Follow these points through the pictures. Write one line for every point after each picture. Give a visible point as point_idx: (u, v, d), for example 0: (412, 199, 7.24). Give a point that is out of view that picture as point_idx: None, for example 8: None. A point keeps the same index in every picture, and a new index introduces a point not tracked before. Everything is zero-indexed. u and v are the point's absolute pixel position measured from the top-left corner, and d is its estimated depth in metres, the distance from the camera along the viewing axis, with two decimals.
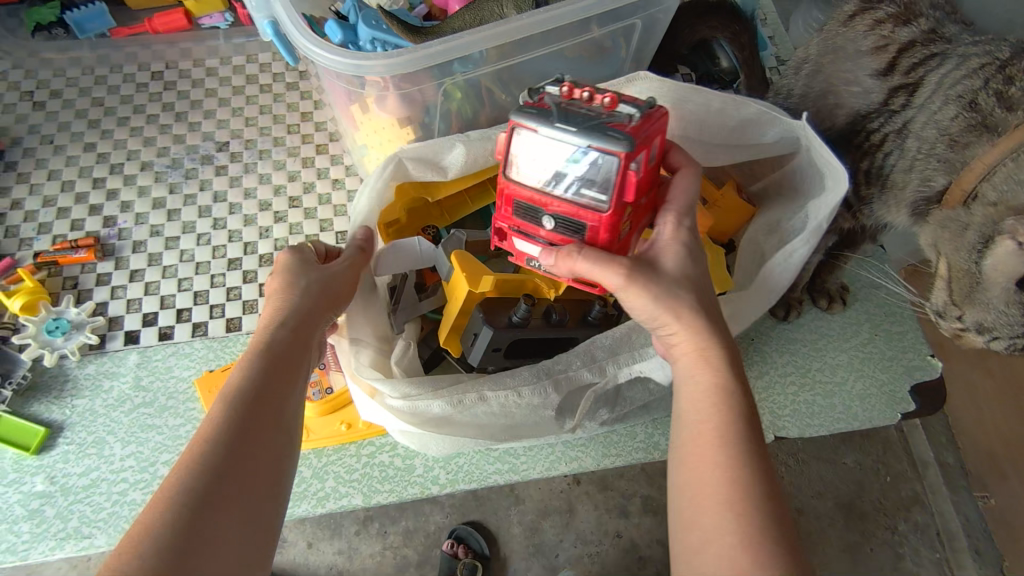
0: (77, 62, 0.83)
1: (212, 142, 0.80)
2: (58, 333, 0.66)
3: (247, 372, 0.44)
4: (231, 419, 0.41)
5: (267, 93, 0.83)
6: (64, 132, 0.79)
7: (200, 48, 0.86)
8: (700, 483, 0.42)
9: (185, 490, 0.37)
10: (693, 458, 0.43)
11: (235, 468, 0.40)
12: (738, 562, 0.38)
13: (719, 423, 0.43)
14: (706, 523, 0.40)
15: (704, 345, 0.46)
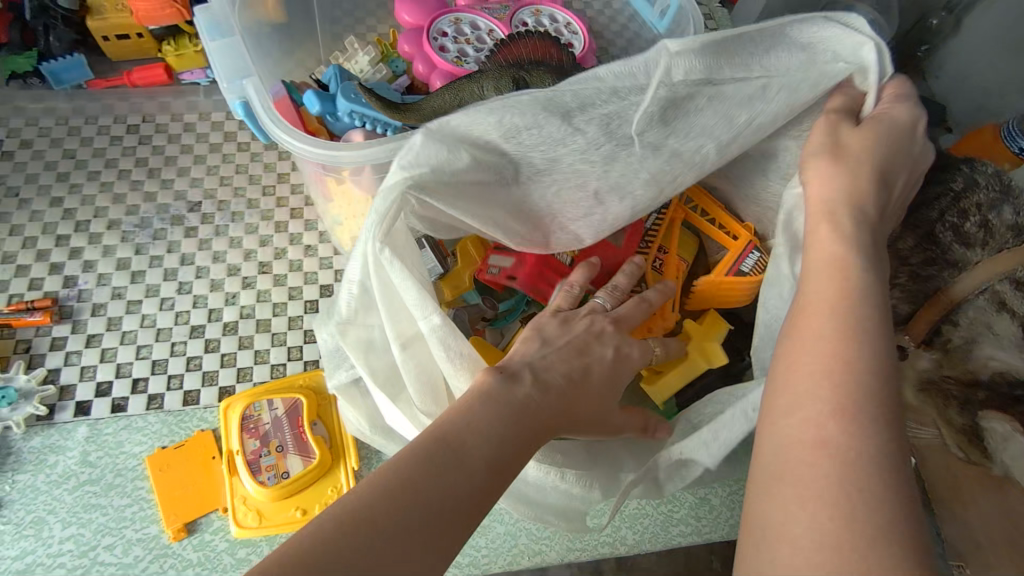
0: (51, 113, 0.82)
1: (184, 202, 0.78)
2: (4, 403, 0.64)
3: (486, 408, 0.42)
4: (482, 455, 0.40)
5: (244, 152, 0.82)
6: (30, 185, 0.77)
7: (179, 103, 0.85)
8: (803, 403, 0.36)
9: (381, 508, 0.35)
10: (801, 389, 0.37)
11: (459, 499, 0.38)
12: (826, 430, 0.35)
13: (845, 341, 0.38)
14: (801, 439, 0.35)
15: (829, 202, 0.47)
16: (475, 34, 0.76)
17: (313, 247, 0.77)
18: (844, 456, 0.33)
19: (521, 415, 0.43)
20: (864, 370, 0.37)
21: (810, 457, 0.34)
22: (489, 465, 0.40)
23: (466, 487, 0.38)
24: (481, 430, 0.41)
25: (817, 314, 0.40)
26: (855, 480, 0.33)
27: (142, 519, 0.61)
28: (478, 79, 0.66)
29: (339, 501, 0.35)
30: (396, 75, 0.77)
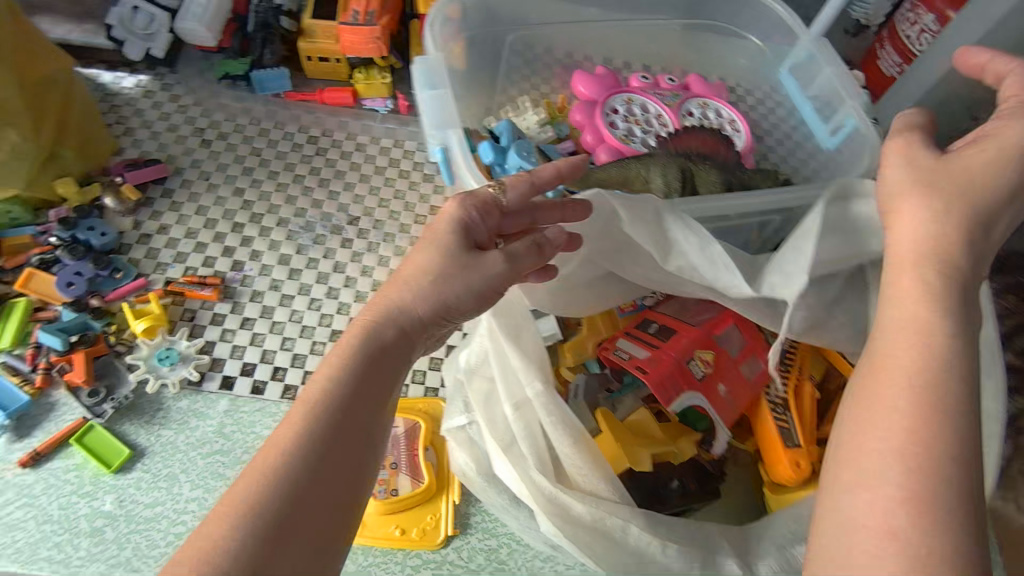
0: (248, 113, 0.92)
1: (344, 214, 0.86)
2: (166, 363, 0.71)
3: (347, 365, 0.45)
4: (326, 418, 0.42)
5: (404, 179, 0.89)
6: (220, 172, 0.87)
7: (356, 125, 0.93)
8: (868, 449, 0.38)
9: (266, 502, 0.38)
10: (867, 441, 0.38)
11: (329, 462, 0.41)
12: (889, 480, 0.36)
13: (934, 372, 0.39)
14: (869, 496, 0.36)
15: (914, 258, 0.44)
16: (644, 116, 0.80)
17: None
18: (910, 459, 0.36)
19: (376, 370, 0.46)
20: (951, 380, 0.38)
21: (893, 466, 0.36)
22: (336, 424, 0.43)
23: (323, 451, 0.41)
24: (332, 396, 0.44)
25: (900, 329, 0.41)
26: (928, 540, 0.33)
27: None
28: (647, 162, 0.70)
29: (218, 516, 0.37)
30: (558, 138, 0.82)
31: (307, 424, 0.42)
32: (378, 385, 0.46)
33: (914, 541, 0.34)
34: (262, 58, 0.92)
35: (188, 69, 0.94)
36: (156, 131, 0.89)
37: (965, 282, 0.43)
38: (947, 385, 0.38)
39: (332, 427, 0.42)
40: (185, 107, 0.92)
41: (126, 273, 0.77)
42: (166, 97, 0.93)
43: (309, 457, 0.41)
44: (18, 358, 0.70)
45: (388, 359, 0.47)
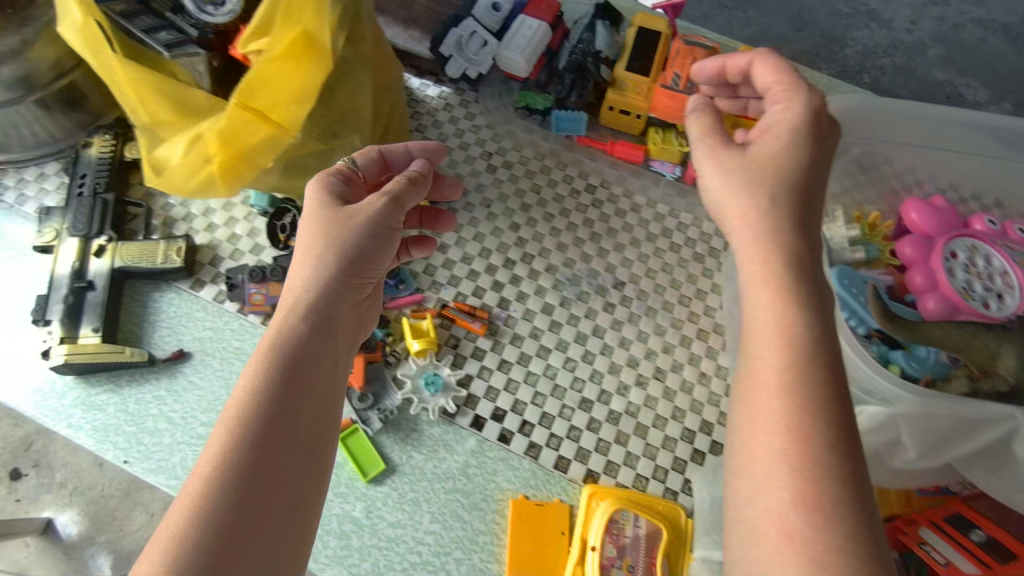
0: (534, 146, 0.93)
1: (611, 276, 0.84)
2: (431, 388, 0.73)
3: (261, 373, 0.49)
4: (268, 400, 0.48)
5: (675, 254, 0.86)
6: (500, 202, 0.88)
7: (635, 182, 0.92)
8: (754, 428, 0.41)
9: (223, 486, 0.43)
10: (757, 445, 0.41)
11: (274, 458, 0.46)
12: (791, 514, 0.37)
13: (801, 349, 0.43)
14: (759, 475, 0.40)
15: (759, 248, 0.48)
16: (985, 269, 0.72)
17: (708, 376, 0.78)
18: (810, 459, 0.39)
19: (302, 369, 0.51)
20: (811, 372, 0.42)
21: (786, 461, 0.39)
22: (275, 413, 0.48)
23: (261, 439, 0.46)
24: (261, 377, 0.49)
25: (770, 289, 0.46)
26: (834, 559, 0.35)
27: (489, 552, 0.68)
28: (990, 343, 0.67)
29: (189, 489, 0.44)
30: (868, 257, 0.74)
31: (240, 416, 0.47)
32: (303, 370, 0.51)
33: (810, 539, 0.36)
34: (565, 99, 0.91)
35: (488, 89, 0.97)
36: (450, 146, 0.93)
37: (805, 275, 0.46)
38: (809, 385, 0.41)
39: (277, 419, 0.48)
40: (478, 126, 0.95)
41: (406, 285, 0.79)
42: (462, 113, 0.96)
43: (253, 453, 0.45)
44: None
45: (308, 357, 0.52)
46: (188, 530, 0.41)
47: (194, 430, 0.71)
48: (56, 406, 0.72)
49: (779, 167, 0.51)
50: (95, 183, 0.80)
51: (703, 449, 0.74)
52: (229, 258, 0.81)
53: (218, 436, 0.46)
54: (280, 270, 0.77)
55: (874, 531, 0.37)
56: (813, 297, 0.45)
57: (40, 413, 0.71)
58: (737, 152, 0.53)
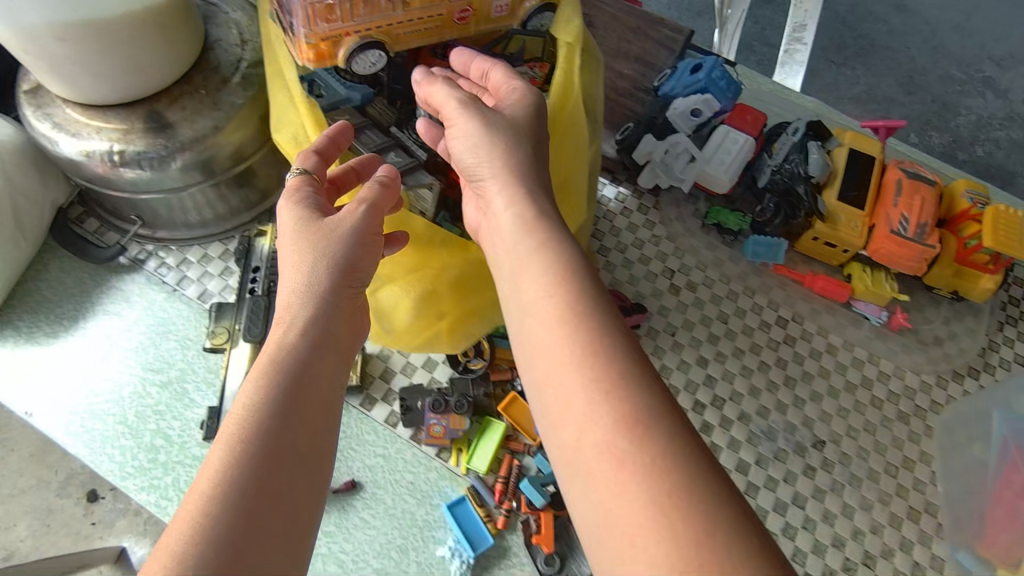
0: (720, 267, 0.85)
1: (809, 431, 0.77)
2: None
3: (258, 386, 0.44)
4: (271, 416, 0.43)
5: (877, 410, 0.80)
6: (685, 330, 0.82)
7: (830, 320, 0.83)
8: (588, 423, 0.40)
9: (220, 505, 0.38)
10: (588, 431, 0.40)
11: (280, 486, 0.40)
12: (620, 445, 0.39)
13: (615, 384, 0.41)
14: (594, 470, 0.39)
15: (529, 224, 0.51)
16: None
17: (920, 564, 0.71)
18: (670, 483, 0.37)
19: (304, 387, 0.46)
20: (597, 323, 0.44)
21: (630, 475, 0.38)
22: (278, 432, 0.42)
23: (265, 470, 0.40)
24: (271, 393, 0.44)
25: (548, 376, 0.44)
26: (661, 489, 0.37)
27: None
28: None
29: (185, 518, 0.37)
30: None
31: (227, 434, 0.41)
32: (308, 394, 0.45)
33: (668, 515, 0.36)
34: (768, 224, 0.83)
35: (669, 195, 0.90)
36: (628, 258, 0.85)
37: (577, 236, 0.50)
38: (587, 315, 0.45)
39: (278, 444, 0.42)
40: (659, 238, 0.87)
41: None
42: (641, 219, 0.88)
43: (246, 472, 0.39)
44: (488, 488, 0.70)
45: (311, 377, 0.46)
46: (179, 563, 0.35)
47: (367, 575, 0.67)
48: None
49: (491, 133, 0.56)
50: (270, 282, 0.77)
51: None
52: (401, 372, 0.76)
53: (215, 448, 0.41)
54: (464, 402, 0.71)
55: (674, 416, 0.41)
56: (606, 305, 0.46)
57: None
58: (494, 111, 0.55)
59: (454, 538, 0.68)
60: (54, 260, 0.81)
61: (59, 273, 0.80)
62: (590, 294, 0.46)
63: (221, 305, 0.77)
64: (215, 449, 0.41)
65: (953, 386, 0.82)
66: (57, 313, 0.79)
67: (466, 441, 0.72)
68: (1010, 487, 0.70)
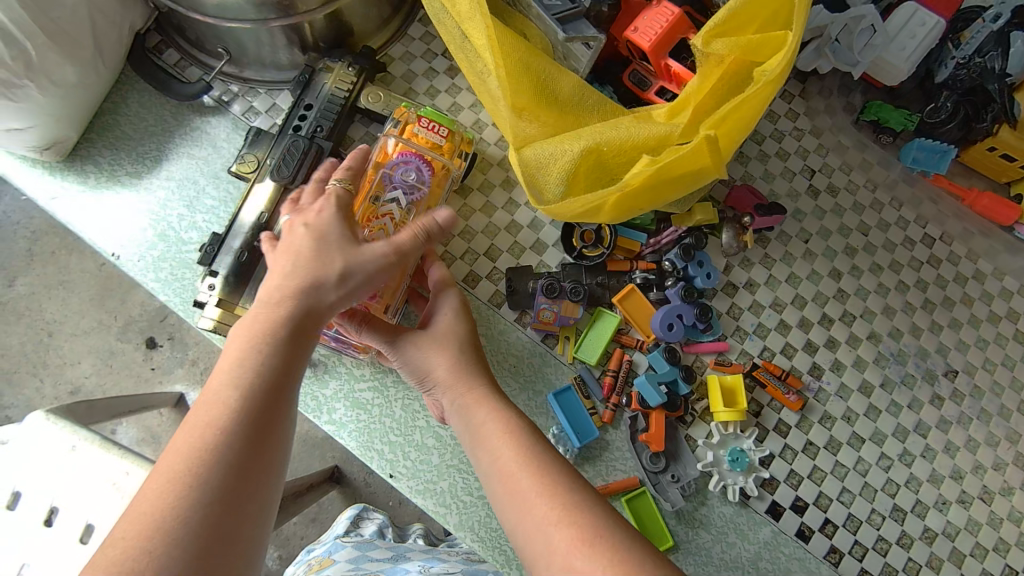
0: (866, 171, 0.76)
1: (943, 359, 0.70)
2: (736, 467, 0.62)
3: (262, 361, 0.43)
4: (251, 401, 0.41)
5: (1020, 345, 0.72)
6: (820, 238, 0.73)
7: (982, 243, 0.74)
8: (497, 446, 0.47)
9: (193, 493, 0.37)
10: (484, 432, 0.48)
11: (257, 470, 0.39)
12: (512, 464, 0.45)
13: (531, 462, 0.45)
14: (512, 491, 0.44)
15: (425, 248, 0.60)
16: None
17: None
18: (532, 470, 0.44)
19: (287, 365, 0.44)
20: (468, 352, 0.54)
21: (548, 520, 0.41)
22: (261, 414, 0.41)
23: (247, 455, 0.39)
24: (268, 367, 0.43)
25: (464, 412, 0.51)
26: (538, 492, 0.43)
27: None
28: None
29: (154, 497, 0.36)
30: None
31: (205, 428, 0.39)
32: (290, 387, 0.44)
33: (540, 482, 0.43)
34: (938, 128, 0.72)
35: (819, 83, 0.78)
36: (765, 151, 0.76)
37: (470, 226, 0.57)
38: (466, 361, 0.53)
39: (252, 432, 0.40)
40: (802, 131, 0.76)
41: (712, 330, 0.67)
42: (783, 109, 0.77)
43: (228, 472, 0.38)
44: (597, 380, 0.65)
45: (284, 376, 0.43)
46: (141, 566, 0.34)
47: (465, 455, 0.63)
48: (317, 395, 0.64)
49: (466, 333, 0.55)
50: (317, 125, 0.69)
51: None
52: (507, 253, 0.69)
53: (190, 429, 0.39)
54: (580, 289, 0.64)
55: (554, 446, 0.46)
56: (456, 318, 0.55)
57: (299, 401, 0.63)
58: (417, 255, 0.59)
59: (557, 427, 0.63)
60: (134, 94, 0.74)
61: (139, 108, 0.73)
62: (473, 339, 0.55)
63: (258, 130, 0.71)
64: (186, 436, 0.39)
65: None
66: (139, 152, 0.72)
67: (575, 330, 0.67)
68: None
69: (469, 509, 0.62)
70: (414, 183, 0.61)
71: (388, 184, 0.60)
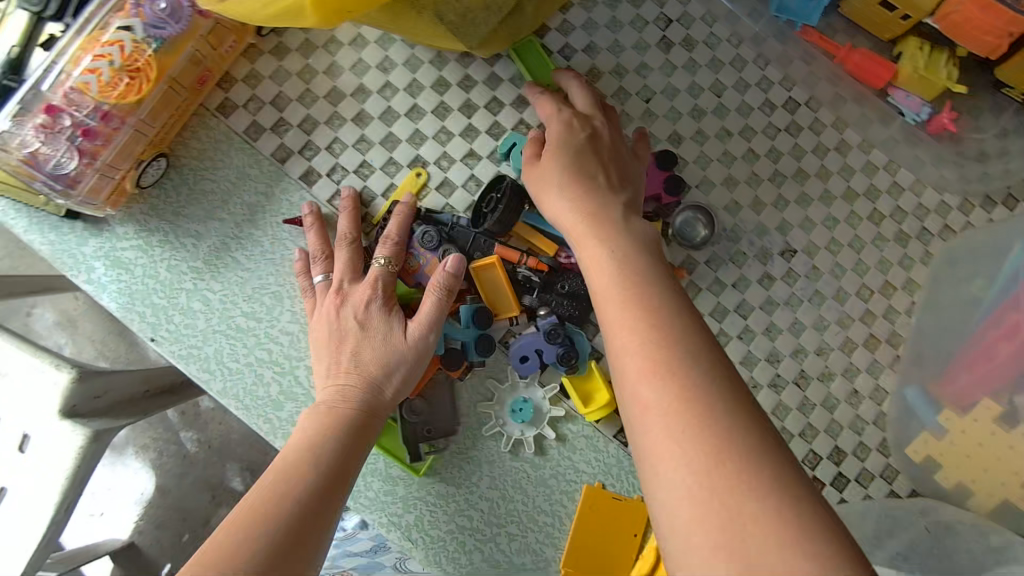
0: (731, 23, 0.65)
1: (782, 239, 0.64)
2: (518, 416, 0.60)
3: (329, 435, 0.47)
4: (311, 482, 0.43)
5: (872, 226, 0.65)
6: (664, 98, 0.64)
7: (853, 111, 0.66)
8: (643, 367, 0.38)
9: (251, 546, 0.38)
10: (622, 346, 0.40)
11: (301, 535, 0.40)
12: (665, 421, 0.36)
13: (652, 349, 0.39)
14: (666, 465, 0.35)
15: (535, 179, 0.53)
16: None
17: (860, 396, 0.63)
18: (714, 439, 0.35)
19: (342, 467, 0.46)
20: (647, 271, 0.44)
21: (693, 471, 0.34)
22: (320, 493, 0.43)
23: (293, 532, 0.40)
24: (324, 446, 0.46)
25: (619, 324, 0.41)
26: (703, 461, 0.34)
27: (548, 537, 0.59)
28: None
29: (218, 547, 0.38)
30: None
31: (279, 477, 0.43)
32: (352, 470, 0.46)
33: (687, 445, 0.35)
34: None
35: None
36: None
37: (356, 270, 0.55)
38: (650, 288, 0.42)
39: (309, 510, 0.42)
40: None
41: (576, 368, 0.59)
42: None
43: (285, 532, 0.40)
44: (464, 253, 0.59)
45: (338, 464, 0.46)
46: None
47: (233, 320, 0.58)
48: (75, 253, 0.58)
49: (572, 174, 0.51)
50: None
51: (824, 481, 0.61)
52: (297, 102, 0.61)
53: (246, 510, 0.41)
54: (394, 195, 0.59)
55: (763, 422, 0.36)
56: (597, 197, 0.50)
57: (56, 258, 0.58)
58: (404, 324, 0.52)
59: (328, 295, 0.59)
60: None
61: None
62: (655, 271, 0.44)
63: None
64: (258, 490, 0.42)
65: (978, 214, 0.67)
66: None
67: (429, 174, 0.61)
68: (1000, 327, 0.54)
69: (235, 375, 0.58)
70: (163, 15, 0.51)
71: (132, 11, 0.50)
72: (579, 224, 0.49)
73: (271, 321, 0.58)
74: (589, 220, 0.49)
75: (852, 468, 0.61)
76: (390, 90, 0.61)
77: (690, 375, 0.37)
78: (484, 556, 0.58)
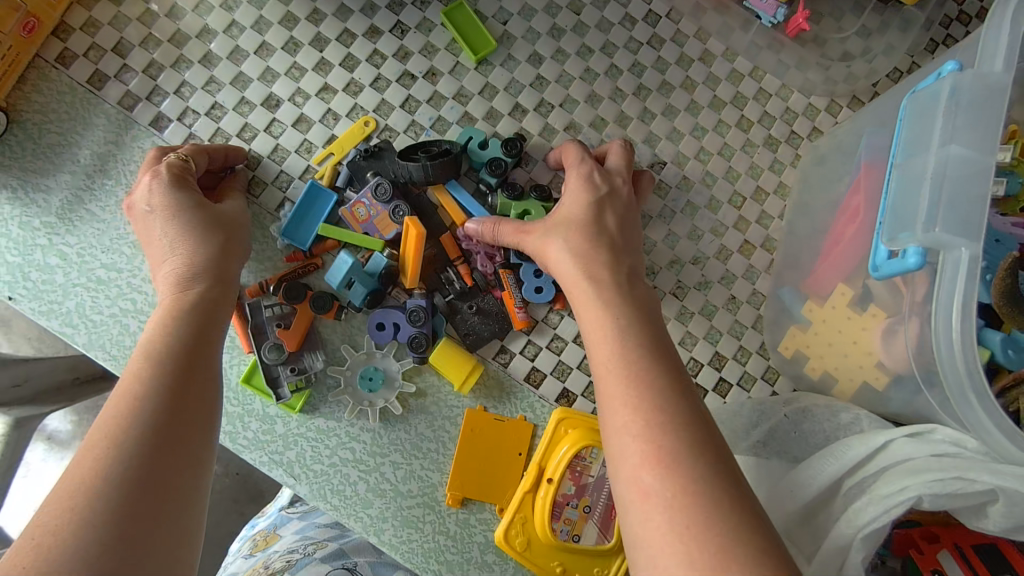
0: None
1: (650, 152, 0.64)
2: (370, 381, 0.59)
3: (172, 328, 0.42)
4: (163, 378, 0.39)
5: (740, 133, 0.66)
6: (521, 20, 0.64)
7: (713, 20, 0.66)
8: (626, 422, 0.38)
9: (120, 452, 0.35)
10: (613, 413, 0.39)
11: (171, 436, 0.37)
12: (647, 480, 0.35)
13: (635, 405, 0.38)
14: (646, 519, 0.34)
15: (544, 245, 0.50)
16: None
17: (737, 301, 0.63)
18: (685, 494, 0.34)
19: (196, 357, 0.42)
20: (639, 332, 0.43)
21: (668, 527, 0.34)
22: (179, 388, 0.39)
23: (160, 437, 0.36)
24: (168, 341, 0.41)
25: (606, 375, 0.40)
26: (687, 515, 0.34)
27: (434, 463, 0.59)
28: None
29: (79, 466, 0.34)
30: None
31: (130, 384, 0.38)
32: (209, 356, 0.42)
33: (664, 492, 0.35)
34: None
35: None
36: None
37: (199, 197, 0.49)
38: (637, 349, 0.41)
39: (170, 411, 0.38)
40: None
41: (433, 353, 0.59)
42: None
43: (152, 438, 0.36)
44: (328, 202, 0.59)
45: (194, 357, 0.41)
46: (64, 534, 0.31)
47: (91, 273, 0.57)
48: None
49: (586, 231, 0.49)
50: None
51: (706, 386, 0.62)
52: (143, 49, 0.59)
53: (102, 426, 0.36)
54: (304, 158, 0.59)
55: (743, 486, 0.35)
56: (610, 264, 0.48)
57: None
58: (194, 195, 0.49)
59: None
60: None
61: None
62: (656, 334, 0.43)
63: None
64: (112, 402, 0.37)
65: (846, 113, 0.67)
66: None
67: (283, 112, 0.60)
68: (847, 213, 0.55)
69: (99, 327, 0.56)
70: None
71: None
72: (586, 286, 0.46)
73: (132, 270, 0.57)
74: (594, 281, 0.46)
75: (733, 372, 0.62)
76: (237, 30, 0.60)
77: (673, 431, 0.37)
78: (369, 487, 0.58)
